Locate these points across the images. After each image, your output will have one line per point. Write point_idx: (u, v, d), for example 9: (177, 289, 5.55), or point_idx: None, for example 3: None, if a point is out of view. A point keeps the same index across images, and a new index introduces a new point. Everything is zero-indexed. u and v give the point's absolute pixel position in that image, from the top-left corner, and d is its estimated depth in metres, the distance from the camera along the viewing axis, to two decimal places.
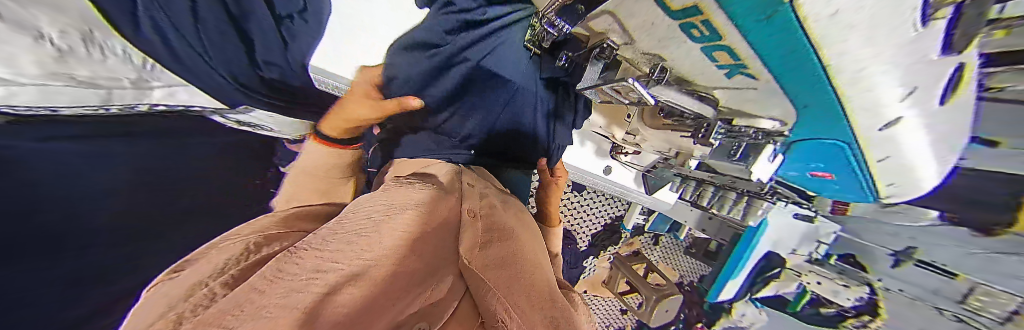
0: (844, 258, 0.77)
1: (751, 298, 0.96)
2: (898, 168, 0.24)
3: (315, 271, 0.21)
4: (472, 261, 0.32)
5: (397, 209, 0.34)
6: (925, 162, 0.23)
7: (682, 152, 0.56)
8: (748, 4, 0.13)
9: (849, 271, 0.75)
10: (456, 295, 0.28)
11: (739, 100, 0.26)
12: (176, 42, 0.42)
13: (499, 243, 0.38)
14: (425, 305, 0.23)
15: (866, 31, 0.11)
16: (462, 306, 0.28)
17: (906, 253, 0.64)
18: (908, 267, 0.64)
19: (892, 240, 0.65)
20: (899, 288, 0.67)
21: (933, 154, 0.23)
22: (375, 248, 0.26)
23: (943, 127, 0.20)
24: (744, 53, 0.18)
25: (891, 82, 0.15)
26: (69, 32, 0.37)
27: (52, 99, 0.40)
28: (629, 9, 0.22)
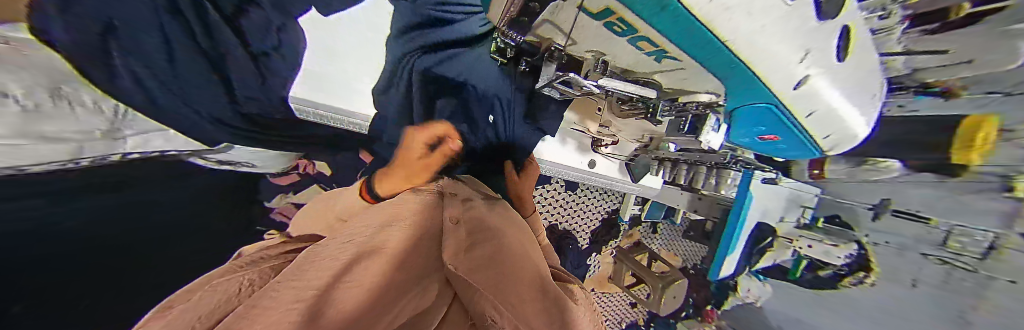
0: (829, 219, 0.77)
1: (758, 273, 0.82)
2: (828, 121, 0.27)
3: (292, 282, 0.22)
4: (457, 265, 0.31)
5: (378, 230, 0.36)
6: (847, 110, 0.26)
7: (655, 138, 0.61)
8: (645, 4, 0.16)
9: (840, 230, 0.70)
10: (444, 301, 0.26)
11: (677, 80, 0.29)
12: (154, 80, 0.48)
13: (486, 244, 0.38)
14: (414, 312, 0.22)
15: (742, 6, 0.14)
16: (452, 312, 0.26)
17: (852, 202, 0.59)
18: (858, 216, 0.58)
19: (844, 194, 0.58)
20: (868, 241, 0.61)
21: (848, 104, 0.26)
22: (364, 264, 0.27)
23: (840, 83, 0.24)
24: (662, 41, 0.20)
25: (781, 47, 0.18)
26: (38, 92, 0.37)
27: (17, 159, 0.38)
28: (562, 17, 0.24)
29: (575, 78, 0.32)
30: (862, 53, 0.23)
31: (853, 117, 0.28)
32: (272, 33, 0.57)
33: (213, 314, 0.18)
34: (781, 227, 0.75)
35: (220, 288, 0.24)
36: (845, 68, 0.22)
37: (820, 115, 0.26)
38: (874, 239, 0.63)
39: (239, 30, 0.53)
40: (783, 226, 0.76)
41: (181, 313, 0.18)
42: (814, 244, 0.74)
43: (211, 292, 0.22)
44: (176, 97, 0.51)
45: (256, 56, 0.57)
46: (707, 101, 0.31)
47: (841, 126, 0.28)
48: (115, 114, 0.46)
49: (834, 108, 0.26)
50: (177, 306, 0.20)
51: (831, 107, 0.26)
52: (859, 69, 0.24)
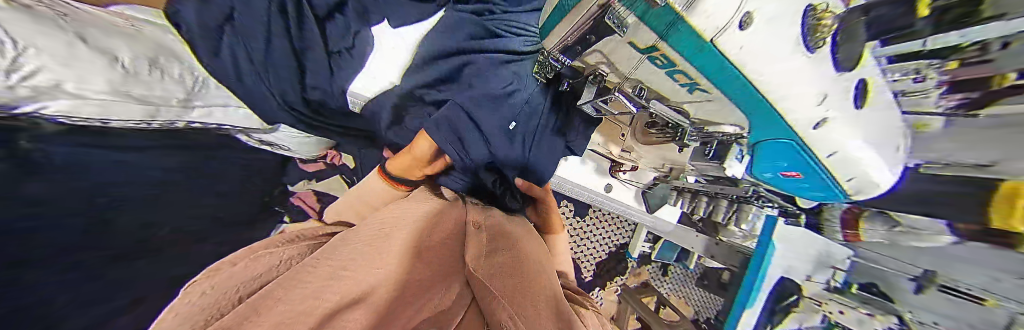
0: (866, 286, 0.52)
1: None
2: (864, 180, 0.27)
3: (328, 280, 0.25)
4: (479, 271, 0.33)
5: (404, 221, 0.38)
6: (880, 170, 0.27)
7: (676, 168, 0.60)
8: (686, 44, 0.18)
9: (871, 299, 0.49)
10: (462, 303, 0.30)
11: (708, 112, 0.29)
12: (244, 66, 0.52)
13: (503, 252, 0.40)
14: (430, 315, 0.25)
15: (768, 55, 0.16)
16: (468, 317, 0.29)
17: (928, 277, 0.42)
18: (931, 292, 0.42)
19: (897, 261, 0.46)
20: (934, 322, 0.41)
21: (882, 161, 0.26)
22: (385, 257, 0.29)
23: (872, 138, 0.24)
24: (697, 76, 0.22)
25: (806, 91, 0.18)
26: (141, 59, 0.45)
27: (106, 113, 0.45)
28: (611, 48, 0.27)
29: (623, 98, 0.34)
30: (881, 103, 0.22)
31: (880, 166, 0.26)
32: (348, 38, 0.63)
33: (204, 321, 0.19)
34: (804, 286, 0.56)
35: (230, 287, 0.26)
36: (865, 115, 0.21)
37: (841, 158, 0.25)
38: (919, 320, 0.44)
39: (323, 31, 0.60)
40: (806, 285, 0.56)
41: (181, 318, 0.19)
42: (845, 310, 0.52)
43: (204, 301, 0.23)
44: (260, 77, 0.55)
45: (331, 54, 0.62)
46: (732, 133, 0.30)
47: (870, 183, 0.28)
48: (195, 84, 0.53)
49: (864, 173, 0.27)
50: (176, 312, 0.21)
51: (855, 152, 0.24)
52: (885, 114, 0.23)
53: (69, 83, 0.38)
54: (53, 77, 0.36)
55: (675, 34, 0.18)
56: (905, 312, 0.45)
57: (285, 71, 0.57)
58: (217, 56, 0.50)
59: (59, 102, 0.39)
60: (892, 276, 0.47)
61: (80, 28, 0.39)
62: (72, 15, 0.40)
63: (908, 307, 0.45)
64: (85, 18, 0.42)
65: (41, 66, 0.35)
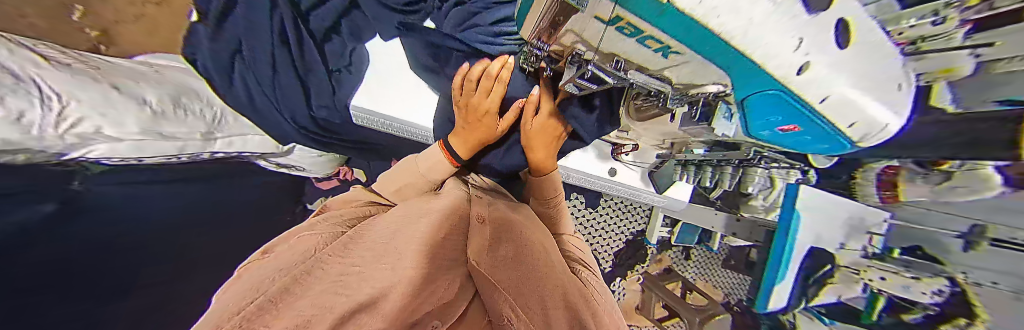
0: (910, 250, 0.52)
1: (821, 318, 0.62)
2: (868, 123, 0.26)
3: (339, 274, 0.28)
4: (480, 261, 0.35)
5: (416, 217, 0.40)
6: (883, 108, 0.25)
7: (677, 142, 0.62)
8: (645, 8, 0.18)
9: (917, 264, 0.50)
10: (466, 296, 0.35)
11: (686, 74, 0.29)
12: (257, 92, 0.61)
13: (508, 244, 0.42)
14: (440, 303, 0.30)
15: (727, 3, 0.15)
16: (471, 307, 0.35)
17: (976, 233, 0.44)
18: (984, 248, 0.42)
19: (949, 221, 0.47)
20: (992, 282, 0.41)
21: (884, 101, 0.25)
22: (392, 253, 0.32)
23: (867, 76, 0.23)
24: (666, 39, 0.22)
25: (785, 36, 0.18)
26: (166, 100, 0.51)
27: (138, 151, 0.49)
28: (581, 25, 0.27)
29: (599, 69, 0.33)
30: (881, 36, 0.21)
31: (884, 107, 0.25)
32: (345, 56, 0.63)
33: (239, 308, 0.22)
34: (840, 255, 0.57)
35: (265, 271, 0.29)
36: (855, 51, 0.20)
37: (837, 101, 0.24)
38: (976, 281, 0.43)
39: (323, 53, 0.62)
40: (841, 255, 0.57)
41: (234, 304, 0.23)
42: (890, 277, 0.53)
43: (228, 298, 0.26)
44: (273, 100, 0.62)
45: (332, 73, 0.64)
46: (715, 92, 0.30)
47: (878, 124, 0.27)
48: (213, 118, 0.59)
49: (870, 117, 0.25)
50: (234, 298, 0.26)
51: (851, 93, 0.23)
52: (886, 51, 0.22)
53: (108, 129, 0.43)
54: (93, 123, 0.41)
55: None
56: (960, 273, 0.45)
57: (293, 96, 0.62)
58: (231, 86, 0.59)
59: (100, 145, 0.44)
60: (937, 235, 0.49)
61: (114, 78, 0.46)
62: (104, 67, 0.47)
63: (959, 269, 0.46)
64: (116, 69, 0.48)
65: (84, 116, 0.40)
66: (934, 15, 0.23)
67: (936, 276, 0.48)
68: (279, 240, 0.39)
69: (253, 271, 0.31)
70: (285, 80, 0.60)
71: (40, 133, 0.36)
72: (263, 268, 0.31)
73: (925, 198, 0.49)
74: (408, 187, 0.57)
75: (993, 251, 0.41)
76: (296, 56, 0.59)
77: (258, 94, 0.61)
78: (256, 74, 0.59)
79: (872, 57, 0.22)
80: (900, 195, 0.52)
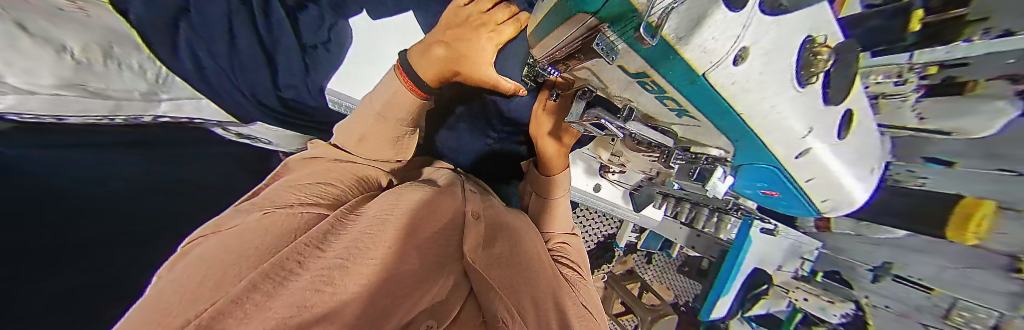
0: (829, 274, 0.66)
1: (750, 321, 0.82)
2: (838, 199, 0.29)
3: (322, 268, 0.24)
4: (475, 260, 0.34)
5: (400, 208, 0.36)
6: (852, 191, 0.28)
7: (663, 173, 0.61)
8: (676, 76, 0.17)
9: (834, 288, 0.63)
10: (459, 295, 0.31)
11: (694, 133, 0.28)
12: (210, 64, 0.50)
13: (501, 243, 0.40)
14: (428, 305, 0.27)
15: (760, 90, 0.15)
16: (465, 311, 0.31)
17: (883, 269, 0.55)
18: (888, 283, 0.54)
19: (865, 256, 0.56)
20: (883, 305, 0.56)
21: (855, 185, 0.28)
22: (377, 247, 0.29)
23: (848, 163, 0.25)
24: (686, 104, 0.21)
25: (798, 125, 0.18)
26: (91, 49, 0.44)
27: (58, 109, 0.42)
28: (598, 67, 0.25)
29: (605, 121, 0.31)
30: (858, 135, 0.24)
31: (855, 189, 0.28)
32: (323, 31, 0.60)
33: (212, 296, 0.19)
34: (776, 275, 0.71)
35: (221, 259, 0.24)
36: (845, 144, 0.23)
37: (819, 181, 0.26)
38: (874, 304, 0.58)
39: (296, 26, 0.57)
40: (777, 275, 0.71)
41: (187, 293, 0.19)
42: (810, 298, 0.66)
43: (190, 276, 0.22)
44: (230, 74, 0.53)
45: (307, 49, 0.60)
46: (716, 156, 0.29)
47: (844, 201, 0.30)
48: (158, 77, 0.53)
49: (838, 196, 0.29)
50: (178, 284, 0.20)
51: (831, 176, 0.25)
52: (863, 141, 0.25)
53: (12, 77, 0.36)
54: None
55: (668, 65, 0.16)
56: (864, 298, 0.59)
57: (257, 74, 0.56)
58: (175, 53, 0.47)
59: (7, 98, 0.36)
60: (855, 266, 0.59)
61: (21, 15, 0.36)
62: None
63: (863, 293, 0.59)
64: (24, 2, 0.37)
65: None
66: (897, 77, 0.30)
67: (845, 301, 0.61)
68: (229, 218, 0.33)
69: (209, 247, 0.26)
70: (247, 52, 0.53)
71: None
72: (214, 250, 0.25)
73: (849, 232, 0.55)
74: (372, 131, 0.49)
75: (895, 286, 0.53)
76: (261, 22, 0.53)
77: (210, 64, 0.50)
78: (207, 42, 0.49)
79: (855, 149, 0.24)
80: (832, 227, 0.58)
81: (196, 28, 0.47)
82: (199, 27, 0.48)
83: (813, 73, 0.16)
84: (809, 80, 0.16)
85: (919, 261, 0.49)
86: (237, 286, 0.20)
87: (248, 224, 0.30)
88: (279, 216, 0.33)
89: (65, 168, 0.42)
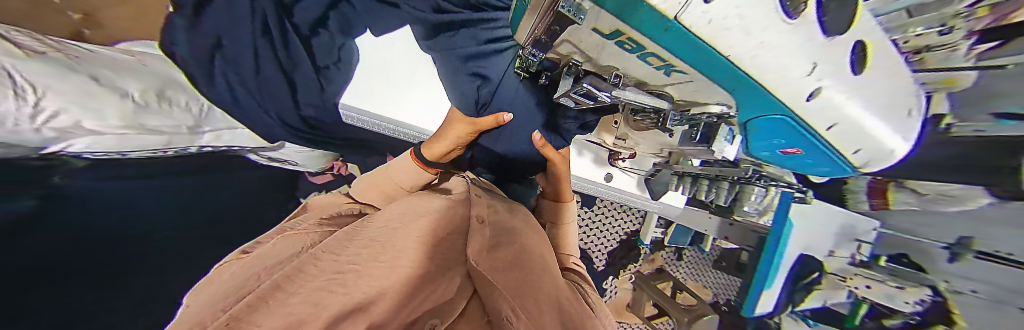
0: (895, 258, 0.59)
1: (806, 320, 0.71)
2: (873, 148, 0.26)
3: (334, 273, 0.23)
4: (479, 263, 0.28)
5: (410, 216, 0.36)
6: (888, 137, 0.26)
7: (675, 153, 0.61)
8: (650, 26, 0.17)
9: (905, 273, 0.57)
10: (462, 298, 0.25)
11: (690, 92, 0.28)
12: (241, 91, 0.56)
13: (508, 245, 0.36)
14: (435, 302, 0.23)
15: (741, 26, 0.14)
16: (471, 305, 0.26)
17: (963, 245, 0.51)
18: (968, 261, 0.50)
19: (940, 231, 0.54)
20: (971, 290, 0.48)
21: (890, 130, 0.25)
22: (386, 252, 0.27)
23: (875, 106, 0.23)
24: (669, 57, 0.21)
25: (793, 64, 0.18)
26: (148, 92, 0.49)
27: (122, 146, 0.49)
28: (577, 37, 0.26)
29: (593, 88, 0.31)
30: (881, 69, 0.21)
31: (889, 135, 0.26)
32: (334, 51, 0.64)
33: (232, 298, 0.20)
34: (829, 262, 0.62)
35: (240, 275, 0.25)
36: (866, 81, 0.21)
37: (844, 128, 0.24)
38: (956, 289, 0.51)
39: (310, 48, 0.61)
40: (830, 263, 0.62)
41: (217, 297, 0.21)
42: (874, 285, 0.58)
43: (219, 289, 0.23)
44: (258, 102, 0.59)
45: (320, 68, 0.64)
46: (718, 113, 0.29)
47: (881, 151, 0.27)
48: (200, 111, 0.57)
49: (872, 145, 0.26)
50: (213, 292, 0.23)
51: (857, 120, 0.23)
52: (889, 76, 0.22)
53: (88, 121, 0.41)
54: (71, 117, 0.39)
55: (638, 16, 0.16)
56: (942, 282, 0.53)
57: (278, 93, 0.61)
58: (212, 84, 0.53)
59: (80, 140, 0.42)
60: (929, 247, 0.55)
61: (92, 69, 0.43)
62: (83, 57, 0.44)
63: (941, 278, 0.53)
64: (98, 59, 0.45)
65: (62, 108, 0.38)
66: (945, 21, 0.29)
67: (919, 286, 0.54)
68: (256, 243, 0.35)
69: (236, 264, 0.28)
70: (270, 77, 0.59)
71: (16, 127, 0.34)
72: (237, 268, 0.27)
73: (915, 208, 0.57)
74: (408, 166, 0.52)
75: (980, 263, 0.48)
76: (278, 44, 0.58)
77: (239, 86, 0.56)
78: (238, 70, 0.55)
79: (881, 87, 0.22)
80: (890, 203, 0.61)
81: (227, 57, 0.54)
82: (228, 55, 0.54)
83: (799, 3, 0.15)
84: (797, 10, 0.15)
85: (998, 230, 0.46)
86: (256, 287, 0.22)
87: (265, 247, 0.32)
88: (287, 239, 0.34)
89: (116, 198, 0.49)
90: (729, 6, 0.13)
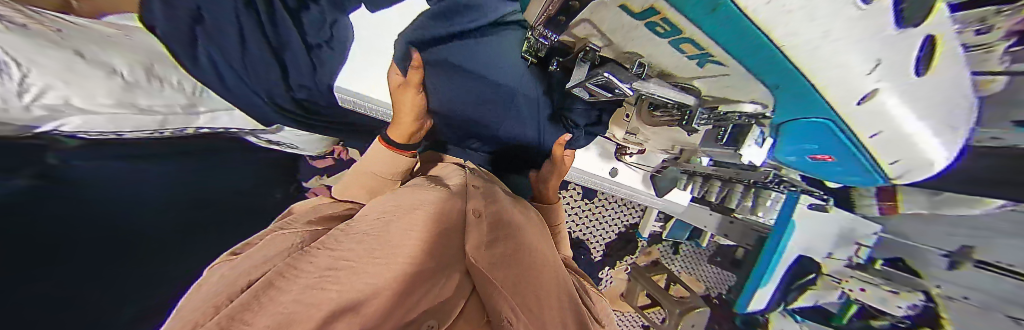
0: (891, 262, 0.69)
1: (792, 315, 0.85)
2: (915, 158, 0.25)
3: (323, 270, 0.21)
4: (478, 260, 0.27)
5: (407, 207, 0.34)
6: (934, 147, 0.24)
7: (686, 149, 0.59)
8: (693, 3, 0.14)
9: (899, 277, 0.67)
10: (461, 294, 0.24)
11: (722, 86, 0.25)
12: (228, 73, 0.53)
13: (508, 241, 0.34)
14: (437, 301, 0.21)
15: (805, 12, 0.12)
16: (470, 306, 0.25)
17: (961, 254, 0.58)
18: (966, 268, 0.57)
19: (943, 239, 0.60)
20: (963, 296, 0.59)
21: (939, 139, 0.23)
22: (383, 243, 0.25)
23: (929, 113, 0.21)
24: (708, 44, 0.18)
25: (853, 57, 0.15)
26: (137, 68, 0.47)
27: (117, 125, 0.49)
28: (600, 16, 0.23)
29: (614, 78, 0.28)
30: None
31: (936, 144, 0.24)
32: (325, 28, 0.56)
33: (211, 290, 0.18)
34: (829, 263, 0.73)
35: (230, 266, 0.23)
36: (928, 85, 0.19)
37: (889, 135, 0.22)
38: (947, 295, 0.62)
39: (299, 22, 0.54)
40: (829, 264, 0.73)
41: (221, 277, 0.20)
42: (871, 288, 0.69)
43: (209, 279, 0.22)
44: (246, 81, 0.56)
45: (311, 48, 0.57)
46: (751, 112, 0.27)
47: (923, 161, 0.25)
48: (194, 90, 0.55)
49: (914, 155, 0.24)
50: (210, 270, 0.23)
51: (906, 127, 0.21)
52: None
53: (77, 100, 0.41)
54: (58, 94, 0.39)
55: None
56: (936, 288, 0.63)
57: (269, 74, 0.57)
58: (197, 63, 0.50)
59: (73, 118, 0.43)
60: (928, 251, 0.63)
61: (76, 44, 0.41)
62: (64, 30, 0.41)
63: (935, 283, 0.63)
64: (78, 32, 0.43)
65: (48, 85, 0.38)
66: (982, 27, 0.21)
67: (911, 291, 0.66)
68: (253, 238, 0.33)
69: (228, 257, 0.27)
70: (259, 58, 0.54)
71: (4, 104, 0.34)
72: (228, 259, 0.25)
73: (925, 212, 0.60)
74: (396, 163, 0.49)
75: (978, 271, 0.56)
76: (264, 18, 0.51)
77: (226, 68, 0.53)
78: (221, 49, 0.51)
79: (942, 91, 0.20)
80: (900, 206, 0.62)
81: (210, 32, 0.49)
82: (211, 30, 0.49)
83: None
84: None
85: (1010, 243, 0.50)
86: (258, 270, 0.21)
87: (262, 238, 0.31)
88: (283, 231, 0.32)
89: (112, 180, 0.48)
90: None
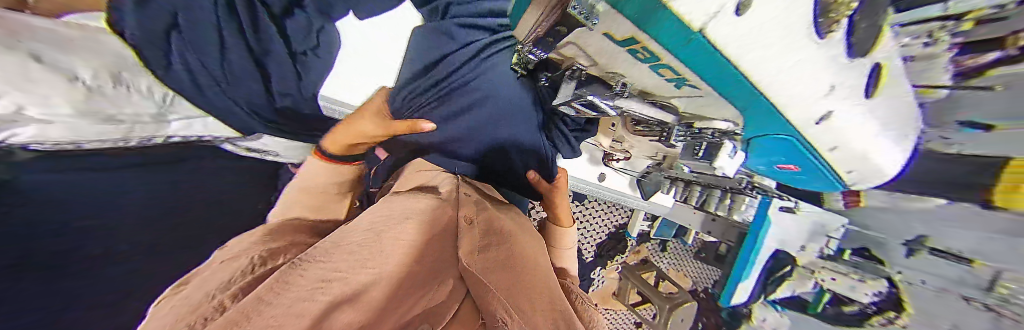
0: (859, 252, 0.73)
1: (773, 305, 0.82)
2: (867, 171, 0.27)
3: (308, 277, 0.19)
4: (473, 263, 0.26)
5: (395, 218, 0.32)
6: (883, 160, 0.26)
7: (669, 157, 0.61)
8: (667, 37, 0.15)
9: (866, 265, 0.70)
10: (455, 300, 0.22)
11: (698, 107, 0.27)
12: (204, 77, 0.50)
13: (501, 246, 0.34)
14: (427, 309, 0.19)
15: (766, 45, 0.13)
16: (460, 311, 0.22)
17: (917, 242, 0.64)
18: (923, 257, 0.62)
19: (902, 230, 0.65)
20: (921, 280, 0.62)
21: (885, 154, 0.26)
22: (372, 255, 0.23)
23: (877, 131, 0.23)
24: (683, 71, 0.19)
25: (810, 86, 0.17)
26: (103, 75, 0.44)
27: (79, 134, 0.47)
28: (585, 41, 0.24)
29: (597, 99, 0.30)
30: (891, 95, 0.22)
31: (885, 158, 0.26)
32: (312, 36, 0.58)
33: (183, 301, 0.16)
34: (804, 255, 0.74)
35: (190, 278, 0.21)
36: (875, 105, 0.21)
37: (845, 151, 0.25)
38: (908, 281, 0.65)
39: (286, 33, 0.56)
40: (802, 256, 0.74)
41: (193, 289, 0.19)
42: (839, 277, 0.70)
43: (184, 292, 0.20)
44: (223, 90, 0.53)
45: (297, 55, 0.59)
46: (725, 130, 0.28)
47: (874, 172, 0.28)
48: (164, 98, 0.53)
49: (866, 168, 0.27)
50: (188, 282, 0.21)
51: (858, 144, 0.24)
52: (894, 100, 0.23)
53: (31, 109, 0.39)
54: (11, 102, 0.37)
55: (658, 28, 0.15)
56: (898, 275, 0.66)
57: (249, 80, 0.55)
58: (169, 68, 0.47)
59: (25, 129, 0.41)
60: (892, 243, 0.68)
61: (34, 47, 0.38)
62: (23, 31, 0.37)
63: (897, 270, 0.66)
64: (43, 36, 0.39)
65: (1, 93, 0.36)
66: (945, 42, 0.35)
67: (878, 279, 0.67)
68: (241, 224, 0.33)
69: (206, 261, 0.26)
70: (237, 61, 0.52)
71: None
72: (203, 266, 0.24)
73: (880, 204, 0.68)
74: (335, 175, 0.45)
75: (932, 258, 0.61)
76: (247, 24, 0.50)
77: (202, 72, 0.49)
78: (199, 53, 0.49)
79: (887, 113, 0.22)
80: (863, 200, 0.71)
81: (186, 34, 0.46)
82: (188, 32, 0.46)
83: (833, 21, 0.14)
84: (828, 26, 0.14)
85: (958, 230, 0.56)
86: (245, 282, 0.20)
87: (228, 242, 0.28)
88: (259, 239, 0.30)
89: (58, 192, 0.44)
90: (757, 21, 0.12)
